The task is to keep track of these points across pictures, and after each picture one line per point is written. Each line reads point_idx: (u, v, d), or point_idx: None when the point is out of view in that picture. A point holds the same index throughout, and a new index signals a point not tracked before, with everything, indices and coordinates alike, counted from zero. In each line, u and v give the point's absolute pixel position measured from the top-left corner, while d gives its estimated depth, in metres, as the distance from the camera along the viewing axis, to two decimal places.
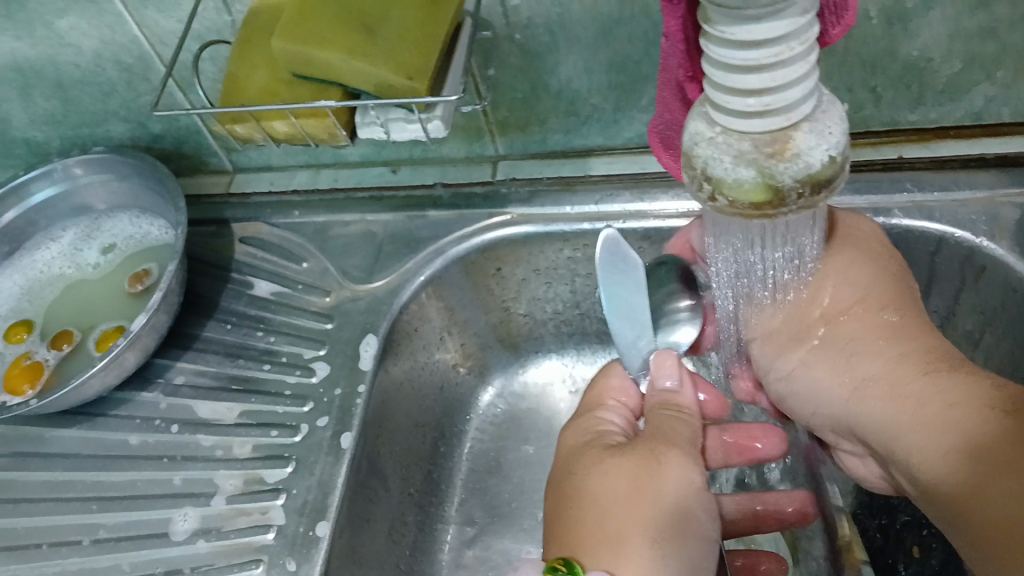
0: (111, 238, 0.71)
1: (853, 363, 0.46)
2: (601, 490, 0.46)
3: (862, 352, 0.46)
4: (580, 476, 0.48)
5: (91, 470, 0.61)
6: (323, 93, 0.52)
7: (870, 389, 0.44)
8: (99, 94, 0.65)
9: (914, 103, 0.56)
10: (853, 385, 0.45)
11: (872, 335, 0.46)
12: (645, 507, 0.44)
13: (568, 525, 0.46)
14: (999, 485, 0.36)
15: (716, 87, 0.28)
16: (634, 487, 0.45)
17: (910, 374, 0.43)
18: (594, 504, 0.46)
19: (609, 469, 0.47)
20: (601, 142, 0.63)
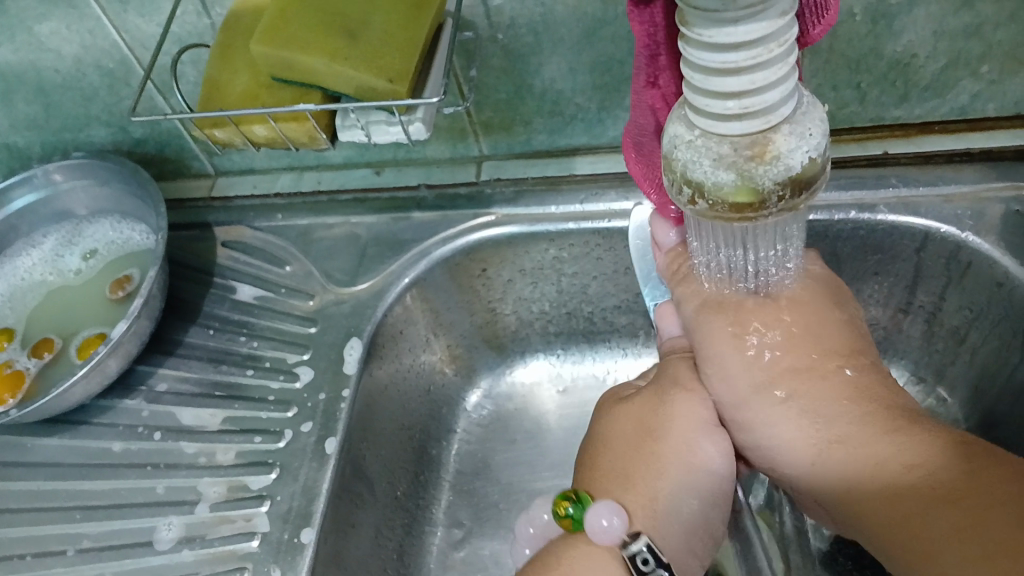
0: (93, 243, 0.70)
1: (814, 398, 0.43)
2: (613, 437, 0.50)
3: (823, 383, 0.44)
4: (601, 426, 0.51)
5: (74, 479, 0.60)
6: (303, 97, 0.51)
7: (834, 427, 0.42)
8: (80, 99, 0.64)
9: (899, 101, 0.56)
10: (816, 420, 0.43)
11: (824, 367, 0.44)
12: (650, 450, 0.47)
13: (586, 469, 0.50)
14: (938, 522, 0.37)
15: (696, 89, 0.28)
16: (642, 433, 0.48)
17: (874, 418, 0.42)
18: (607, 450, 0.49)
19: (623, 415, 0.50)
20: (586, 142, 0.63)
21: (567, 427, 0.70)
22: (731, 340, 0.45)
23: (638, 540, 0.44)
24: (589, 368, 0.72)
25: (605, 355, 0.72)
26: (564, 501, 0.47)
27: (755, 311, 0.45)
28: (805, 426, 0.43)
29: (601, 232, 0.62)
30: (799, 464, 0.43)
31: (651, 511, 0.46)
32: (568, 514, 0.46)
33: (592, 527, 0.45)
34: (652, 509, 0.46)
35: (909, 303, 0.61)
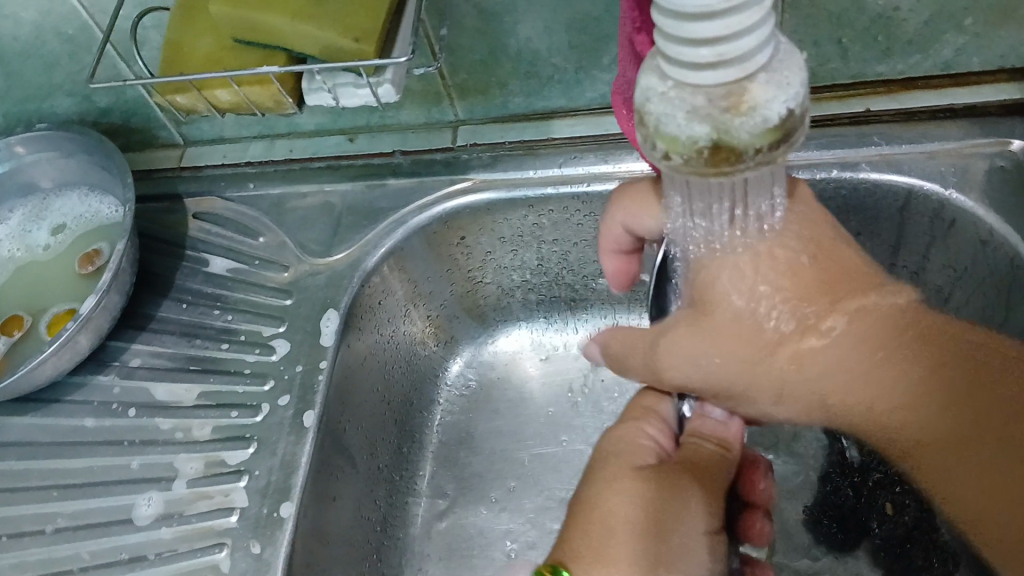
0: (60, 217, 0.68)
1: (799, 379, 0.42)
2: (622, 514, 0.46)
3: (804, 364, 0.41)
4: (606, 494, 0.48)
5: (46, 458, 0.59)
6: (267, 60, 0.49)
7: (829, 389, 0.42)
8: (41, 68, 0.62)
9: (881, 56, 0.54)
10: (806, 391, 0.42)
11: (804, 343, 0.41)
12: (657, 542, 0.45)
13: (582, 540, 0.46)
14: (935, 459, 0.39)
15: (669, 37, 0.26)
16: (652, 520, 0.46)
17: (858, 374, 0.41)
18: (608, 527, 0.46)
19: (638, 494, 0.47)
20: (564, 105, 0.61)
21: (551, 395, 0.69)
22: (708, 348, 0.43)
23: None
24: (570, 337, 0.72)
25: (587, 322, 0.71)
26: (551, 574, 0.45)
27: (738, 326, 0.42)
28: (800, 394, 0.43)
29: (580, 196, 0.61)
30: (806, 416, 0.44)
31: None
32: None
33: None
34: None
35: (893, 263, 0.61)
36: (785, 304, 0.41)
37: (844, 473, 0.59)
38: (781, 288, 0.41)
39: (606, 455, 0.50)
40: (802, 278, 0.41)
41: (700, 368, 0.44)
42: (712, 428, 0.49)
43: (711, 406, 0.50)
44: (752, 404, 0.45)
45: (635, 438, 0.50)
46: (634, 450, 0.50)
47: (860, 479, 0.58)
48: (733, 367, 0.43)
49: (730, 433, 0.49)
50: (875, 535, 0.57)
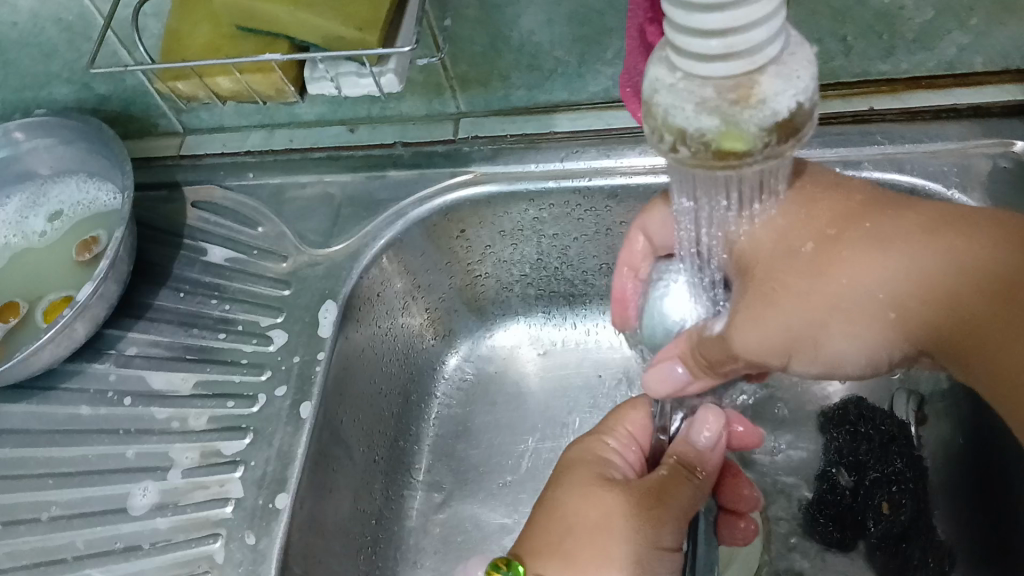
0: (58, 204, 0.67)
1: (843, 324, 0.40)
2: (580, 517, 0.47)
3: (839, 306, 0.39)
4: (569, 495, 0.49)
5: (42, 446, 0.59)
6: (268, 48, 0.49)
7: (909, 315, 0.38)
8: (38, 55, 0.61)
9: (885, 54, 0.54)
10: (861, 330, 0.39)
11: (830, 285, 0.39)
12: (608, 545, 0.45)
13: (541, 537, 0.47)
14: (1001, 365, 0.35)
15: (677, 28, 0.26)
16: (610, 526, 0.46)
17: (899, 300, 0.38)
18: (569, 530, 0.47)
19: (598, 497, 0.47)
20: (566, 98, 0.61)
21: (549, 390, 0.69)
22: (774, 309, 0.41)
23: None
24: (569, 331, 0.71)
25: (586, 318, 0.71)
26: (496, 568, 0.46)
27: (795, 286, 0.40)
28: (884, 331, 0.39)
29: (581, 190, 0.61)
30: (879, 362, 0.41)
31: None
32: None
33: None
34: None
35: None
36: (843, 248, 0.40)
37: (840, 469, 0.59)
38: (835, 234, 0.40)
39: (576, 463, 0.51)
40: (854, 223, 0.40)
41: (775, 333, 0.41)
42: (692, 453, 0.48)
43: (694, 433, 0.49)
44: (843, 363, 0.41)
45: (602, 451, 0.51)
46: (601, 461, 0.50)
47: (857, 478, 0.59)
48: (805, 323, 0.40)
49: (703, 461, 0.48)
50: (871, 535, 0.57)
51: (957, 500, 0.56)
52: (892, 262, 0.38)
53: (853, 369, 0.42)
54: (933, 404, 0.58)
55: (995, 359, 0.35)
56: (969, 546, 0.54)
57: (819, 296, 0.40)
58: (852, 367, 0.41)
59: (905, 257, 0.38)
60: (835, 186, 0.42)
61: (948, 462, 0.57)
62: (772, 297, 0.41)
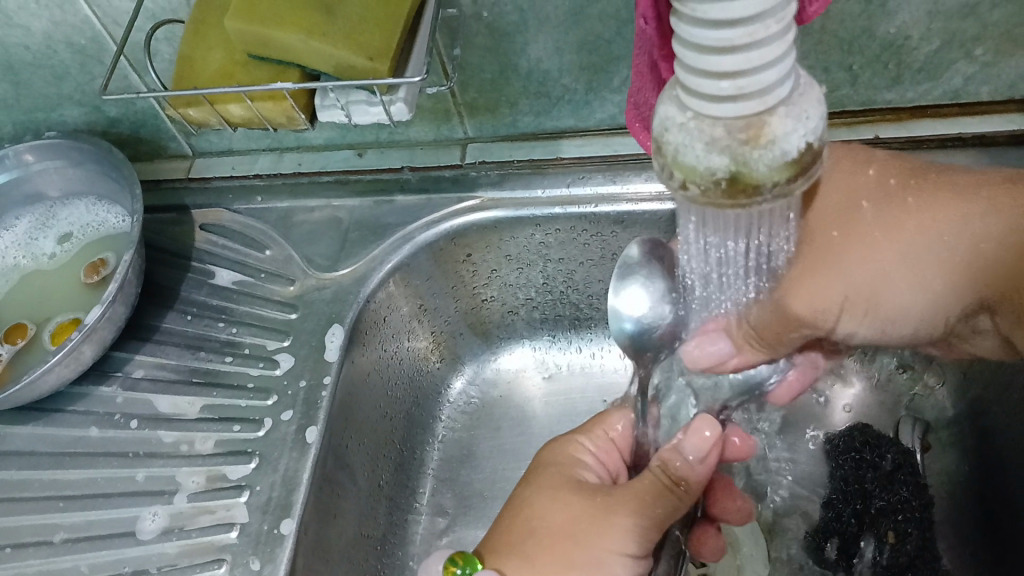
0: (67, 227, 0.68)
1: (899, 283, 0.41)
2: (546, 518, 0.47)
3: (897, 264, 0.41)
4: (536, 498, 0.49)
5: (48, 469, 0.59)
6: (280, 76, 0.49)
7: (972, 265, 0.40)
8: (50, 77, 0.62)
9: (891, 83, 0.55)
10: (921, 290, 0.41)
11: (887, 246, 0.42)
12: (570, 547, 0.45)
13: (504, 536, 0.48)
14: None
15: (689, 70, 0.26)
16: (575, 529, 0.46)
17: (955, 257, 0.40)
18: (535, 530, 0.47)
19: (565, 501, 0.48)
20: (573, 125, 0.61)
21: (553, 414, 0.69)
22: (835, 271, 0.42)
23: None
24: (573, 356, 0.71)
25: (590, 341, 0.71)
26: (450, 565, 0.47)
27: (863, 242, 0.42)
28: (940, 293, 0.41)
29: (587, 216, 0.61)
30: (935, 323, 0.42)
31: None
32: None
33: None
34: None
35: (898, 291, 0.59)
36: (898, 212, 0.42)
37: (842, 496, 0.58)
38: (902, 197, 0.43)
39: (548, 462, 0.52)
40: (917, 185, 0.43)
41: (835, 288, 0.42)
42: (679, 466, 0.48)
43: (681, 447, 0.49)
44: (896, 320, 0.43)
45: (575, 453, 0.52)
46: (574, 462, 0.51)
47: (860, 505, 0.57)
48: (862, 286, 0.42)
49: (689, 475, 0.48)
50: (877, 564, 0.55)
51: (966, 530, 0.56)
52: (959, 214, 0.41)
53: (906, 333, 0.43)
54: (937, 433, 0.59)
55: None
56: None
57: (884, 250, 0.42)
58: (908, 325, 0.43)
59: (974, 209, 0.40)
60: (895, 162, 0.45)
61: (957, 490, 0.57)
62: (839, 250, 0.42)
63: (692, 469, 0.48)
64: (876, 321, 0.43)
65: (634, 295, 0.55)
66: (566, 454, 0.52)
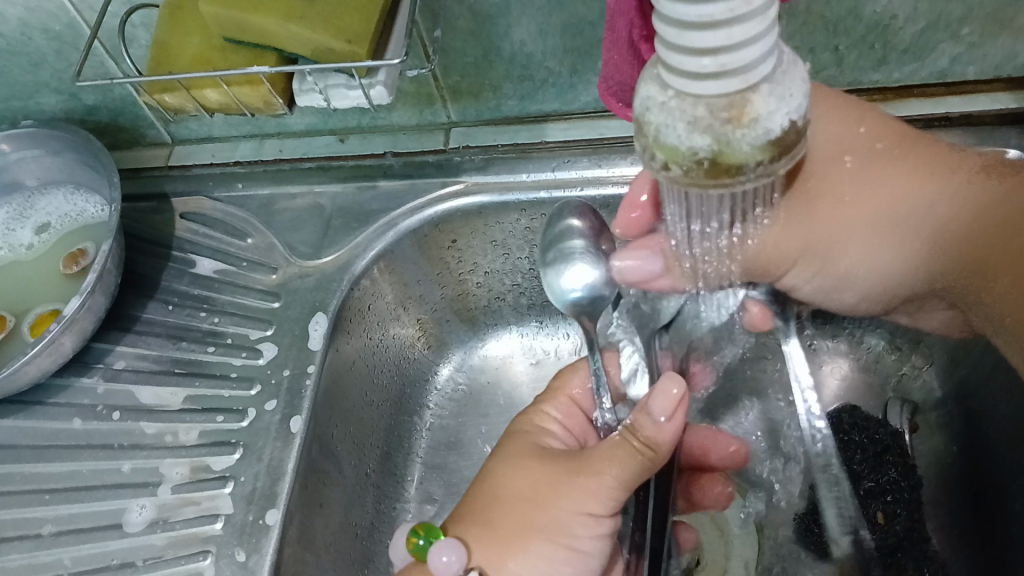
0: (45, 216, 0.67)
1: (860, 246, 0.44)
2: (513, 484, 0.47)
3: (862, 230, 0.44)
4: (504, 465, 0.48)
5: (29, 462, 0.58)
6: (257, 60, 0.48)
7: (932, 245, 0.43)
8: (26, 65, 0.61)
9: (877, 64, 0.54)
10: (876, 259, 0.45)
11: (857, 209, 0.44)
12: (533, 511, 0.45)
13: (471, 504, 0.48)
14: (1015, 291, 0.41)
15: (669, 47, 0.26)
16: (540, 494, 0.46)
17: (914, 237, 0.44)
18: (501, 495, 0.47)
19: (529, 467, 0.47)
20: (558, 108, 0.61)
21: None
22: (812, 231, 0.44)
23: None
24: (560, 341, 0.71)
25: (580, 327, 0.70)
26: (412, 535, 0.48)
27: (848, 200, 0.44)
28: (893, 262, 0.45)
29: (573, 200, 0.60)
30: (872, 286, 0.47)
31: (498, 559, 0.45)
32: (418, 547, 0.47)
33: (433, 560, 0.45)
34: (503, 557, 0.45)
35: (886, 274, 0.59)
36: (878, 176, 0.44)
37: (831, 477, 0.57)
38: (894, 161, 0.44)
39: (518, 431, 0.52)
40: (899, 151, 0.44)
41: (805, 243, 0.44)
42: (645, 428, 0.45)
43: (650, 410, 0.45)
44: (843, 282, 0.47)
45: (542, 421, 0.53)
46: (541, 432, 0.51)
47: (850, 486, 0.56)
48: (827, 244, 0.45)
49: (659, 438, 0.45)
50: (866, 545, 0.54)
51: (953, 513, 0.55)
52: (938, 190, 0.43)
53: (846, 292, 0.48)
54: (925, 415, 0.59)
55: (989, 282, 0.42)
56: (967, 560, 0.54)
57: (864, 212, 0.44)
58: (859, 283, 0.47)
59: (952, 187, 0.43)
60: (884, 122, 0.45)
61: (942, 473, 0.57)
62: (816, 211, 0.44)
63: (659, 431, 0.45)
64: (826, 278, 0.47)
65: (583, 270, 0.55)
66: (533, 422, 0.53)
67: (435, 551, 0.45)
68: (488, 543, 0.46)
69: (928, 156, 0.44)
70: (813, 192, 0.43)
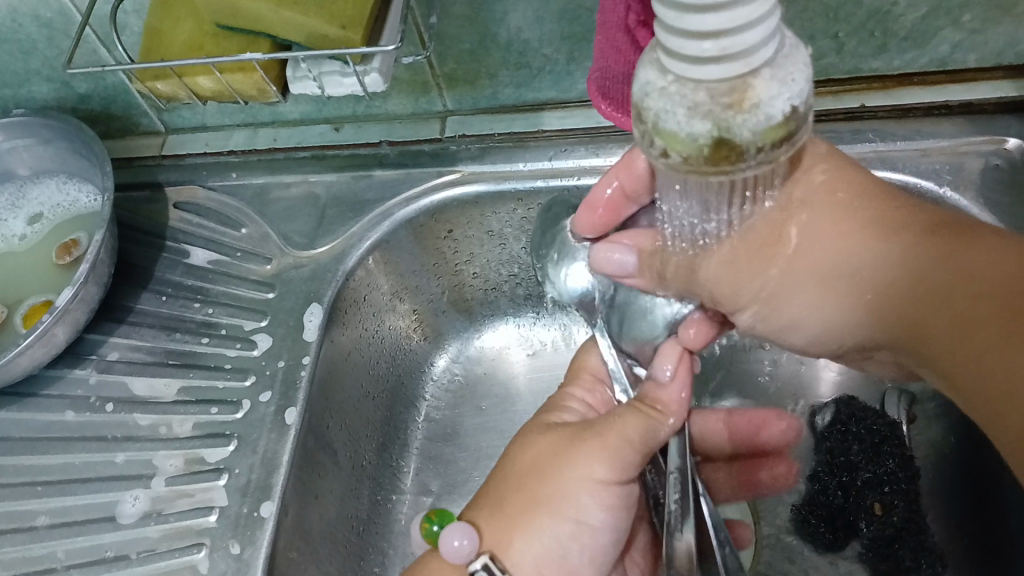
0: (37, 206, 0.66)
1: (806, 290, 0.41)
2: (519, 460, 0.47)
3: (810, 273, 0.40)
4: (514, 444, 0.48)
5: (22, 454, 0.57)
6: (250, 47, 0.48)
7: (885, 300, 0.39)
8: (17, 53, 0.60)
9: (877, 51, 0.54)
10: (824, 307, 0.41)
11: (806, 249, 0.40)
12: (535, 484, 0.45)
13: (483, 486, 0.48)
14: (965, 357, 0.35)
15: (669, 31, 0.25)
16: (542, 468, 0.45)
17: (866, 288, 0.39)
18: (506, 474, 0.47)
19: (537, 440, 0.47)
20: (555, 96, 0.60)
21: (539, 392, 0.68)
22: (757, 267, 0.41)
23: (485, 566, 0.44)
24: (558, 333, 0.70)
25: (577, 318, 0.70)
26: (426, 521, 0.50)
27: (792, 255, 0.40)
28: (842, 313, 0.40)
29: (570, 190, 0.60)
30: (821, 334, 0.42)
31: (505, 537, 0.44)
32: (431, 532, 0.49)
33: (444, 545, 0.45)
34: (508, 531, 0.45)
35: None
36: (832, 221, 0.39)
37: (828, 467, 0.58)
38: (845, 213, 0.39)
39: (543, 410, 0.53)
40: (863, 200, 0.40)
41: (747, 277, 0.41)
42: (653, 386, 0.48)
43: (656, 371, 0.49)
44: (794, 327, 0.43)
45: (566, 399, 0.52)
46: (558, 409, 0.51)
47: (847, 478, 0.57)
48: (773, 283, 0.41)
49: (661, 395, 0.48)
50: (864, 536, 0.55)
51: (950, 503, 0.55)
52: (883, 248, 0.38)
53: (799, 341, 0.44)
54: (923, 406, 0.57)
55: (940, 347, 0.37)
56: (963, 551, 0.53)
57: (807, 266, 0.40)
58: (808, 330, 0.42)
59: (900, 245, 0.38)
60: (850, 170, 0.41)
61: (942, 463, 0.56)
62: (762, 249, 0.41)
63: (663, 394, 0.48)
64: (773, 321, 0.43)
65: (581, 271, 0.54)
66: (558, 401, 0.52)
67: (448, 536, 0.44)
68: (494, 523, 0.45)
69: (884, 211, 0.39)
70: (754, 242, 0.41)
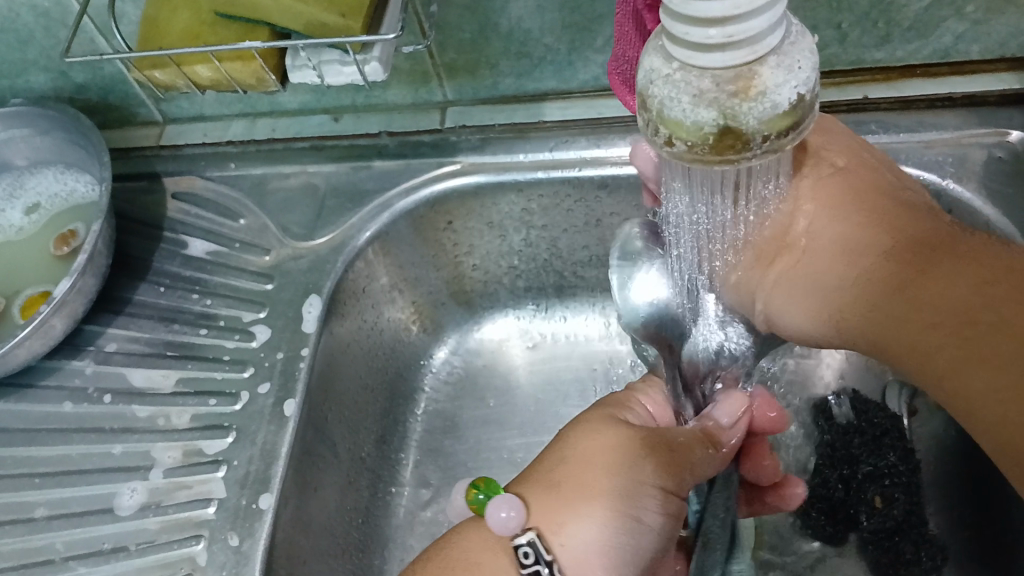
0: (35, 197, 0.66)
1: (799, 280, 0.42)
2: (581, 448, 0.46)
3: (809, 264, 0.41)
4: (574, 431, 0.48)
5: (19, 445, 0.57)
6: (248, 34, 0.47)
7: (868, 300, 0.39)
8: (14, 42, 0.60)
9: (880, 42, 0.53)
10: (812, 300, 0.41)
11: (812, 240, 0.41)
12: (596, 475, 0.44)
13: (534, 467, 0.47)
14: (952, 360, 0.34)
15: (674, 17, 0.25)
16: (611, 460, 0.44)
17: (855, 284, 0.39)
18: (566, 460, 0.46)
19: (603, 433, 0.46)
20: (556, 86, 0.60)
21: (538, 385, 0.68)
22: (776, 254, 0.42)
23: (531, 542, 0.43)
24: (559, 325, 0.70)
25: (577, 311, 0.70)
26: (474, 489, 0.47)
27: (795, 245, 0.42)
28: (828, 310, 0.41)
29: (571, 181, 0.59)
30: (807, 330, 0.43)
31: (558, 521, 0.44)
32: (478, 500, 0.46)
33: (493, 512, 0.44)
34: (560, 516, 0.44)
35: None
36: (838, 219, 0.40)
37: (828, 460, 0.58)
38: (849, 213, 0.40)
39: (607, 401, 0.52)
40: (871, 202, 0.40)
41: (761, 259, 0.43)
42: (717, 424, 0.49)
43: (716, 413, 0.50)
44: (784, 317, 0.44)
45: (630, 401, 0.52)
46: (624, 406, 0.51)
47: (848, 470, 0.57)
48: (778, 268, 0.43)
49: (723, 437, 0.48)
50: (864, 529, 0.55)
51: (949, 496, 0.55)
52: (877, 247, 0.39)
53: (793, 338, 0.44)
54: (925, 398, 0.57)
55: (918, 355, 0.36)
56: (965, 543, 0.53)
57: (804, 258, 0.41)
58: (796, 324, 0.43)
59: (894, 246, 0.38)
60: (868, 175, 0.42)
61: (942, 456, 0.56)
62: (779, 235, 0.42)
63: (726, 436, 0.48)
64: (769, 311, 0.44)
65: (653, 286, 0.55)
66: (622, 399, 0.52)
67: (498, 504, 0.44)
68: (549, 507, 0.44)
69: (879, 212, 0.40)
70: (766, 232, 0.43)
